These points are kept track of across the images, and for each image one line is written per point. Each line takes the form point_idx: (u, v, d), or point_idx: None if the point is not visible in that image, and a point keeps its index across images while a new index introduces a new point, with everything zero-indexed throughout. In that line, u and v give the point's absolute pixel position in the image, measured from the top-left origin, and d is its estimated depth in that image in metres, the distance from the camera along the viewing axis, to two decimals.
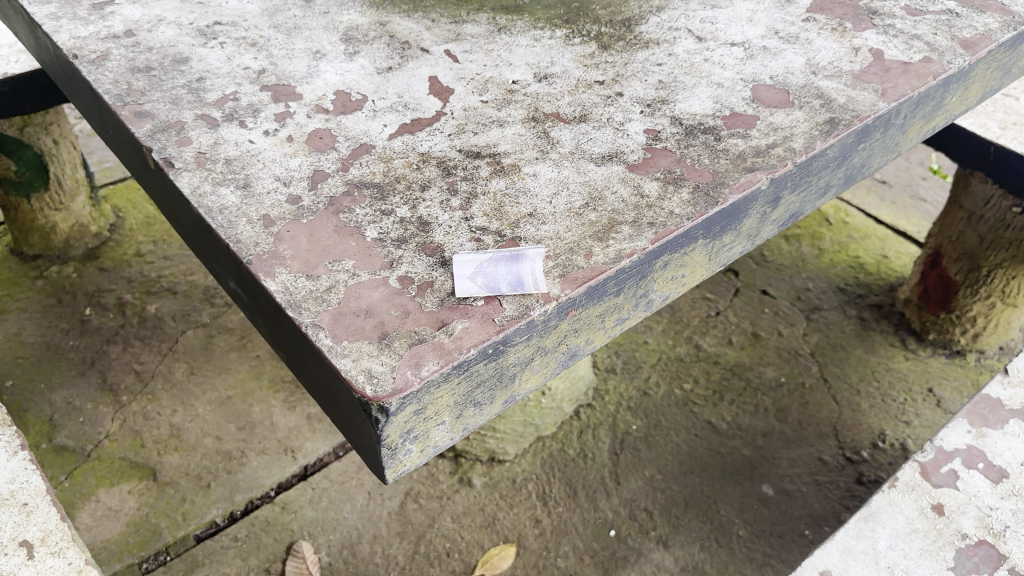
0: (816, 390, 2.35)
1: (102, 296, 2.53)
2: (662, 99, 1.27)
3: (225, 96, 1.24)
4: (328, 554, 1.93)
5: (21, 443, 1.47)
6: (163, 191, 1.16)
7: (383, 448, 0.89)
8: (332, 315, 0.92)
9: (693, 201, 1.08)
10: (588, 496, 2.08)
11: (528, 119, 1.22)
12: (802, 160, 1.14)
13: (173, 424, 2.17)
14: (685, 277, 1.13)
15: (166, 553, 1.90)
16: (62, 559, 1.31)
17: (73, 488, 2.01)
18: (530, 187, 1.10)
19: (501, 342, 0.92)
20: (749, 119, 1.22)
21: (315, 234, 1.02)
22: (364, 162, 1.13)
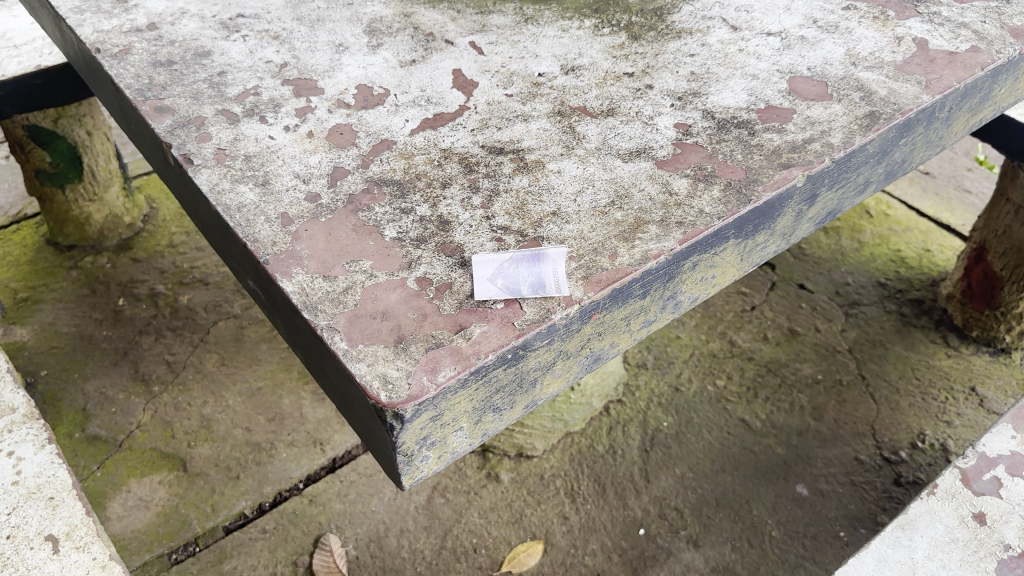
0: (854, 387, 2.29)
1: (135, 286, 2.54)
2: (693, 91, 1.22)
3: (246, 91, 1.22)
4: (355, 547, 1.92)
5: (47, 438, 1.47)
6: (183, 187, 1.14)
7: (399, 456, 0.87)
8: (348, 317, 0.90)
9: (724, 199, 1.04)
10: (617, 493, 2.05)
11: (554, 114, 1.19)
12: (840, 156, 1.09)
13: (204, 415, 2.18)
14: (716, 278, 1.09)
15: (195, 544, 1.91)
16: (86, 554, 1.31)
17: (104, 478, 2.02)
18: (554, 184, 1.07)
19: (521, 347, 0.89)
20: (785, 113, 1.17)
21: (333, 233, 1.00)
22: (385, 159, 1.11)
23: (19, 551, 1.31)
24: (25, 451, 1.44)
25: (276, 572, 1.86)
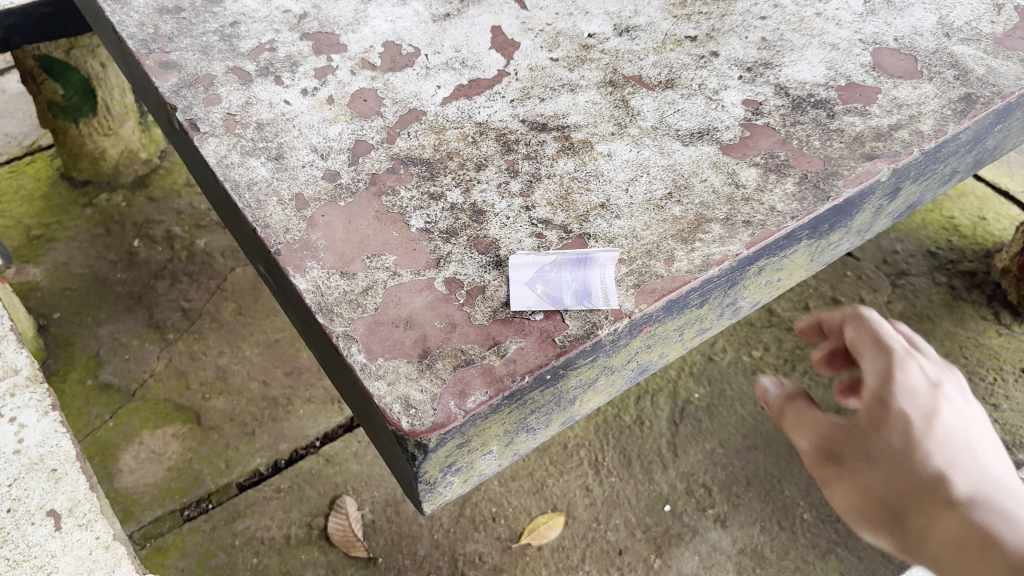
0: None
1: (150, 228, 2.36)
2: (765, 61, 1.08)
3: (260, 45, 1.09)
4: (371, 511, 1.79)
5: (52, 403, 1.34)
6: (188, 154, 1.03)
7: (420, 484, 0.77)
8: (367, 323, 0.80)
9: (798, 194, 0.91)
10: (643, 467, 1.88)
11: (605, 83, 1.06)
12: (931, 147, 0.96)
13: (219, 366, 2.03)
14: (781, 280, 0.97)
15: (208, 501, 1.78)
16: (90, 532, 1.19)
17: (117, 428, 1.89)
18: (604, 170, 0.94)
19: (561, 366, 0.79)
20: (868, 92, 1.03)
21: (352, 221, 0.89)
22: (413, 132, 0.99)
23: (19, 527, 1.19)
24: (27, 417, 1.31)
25: (289, 534, 1.73)
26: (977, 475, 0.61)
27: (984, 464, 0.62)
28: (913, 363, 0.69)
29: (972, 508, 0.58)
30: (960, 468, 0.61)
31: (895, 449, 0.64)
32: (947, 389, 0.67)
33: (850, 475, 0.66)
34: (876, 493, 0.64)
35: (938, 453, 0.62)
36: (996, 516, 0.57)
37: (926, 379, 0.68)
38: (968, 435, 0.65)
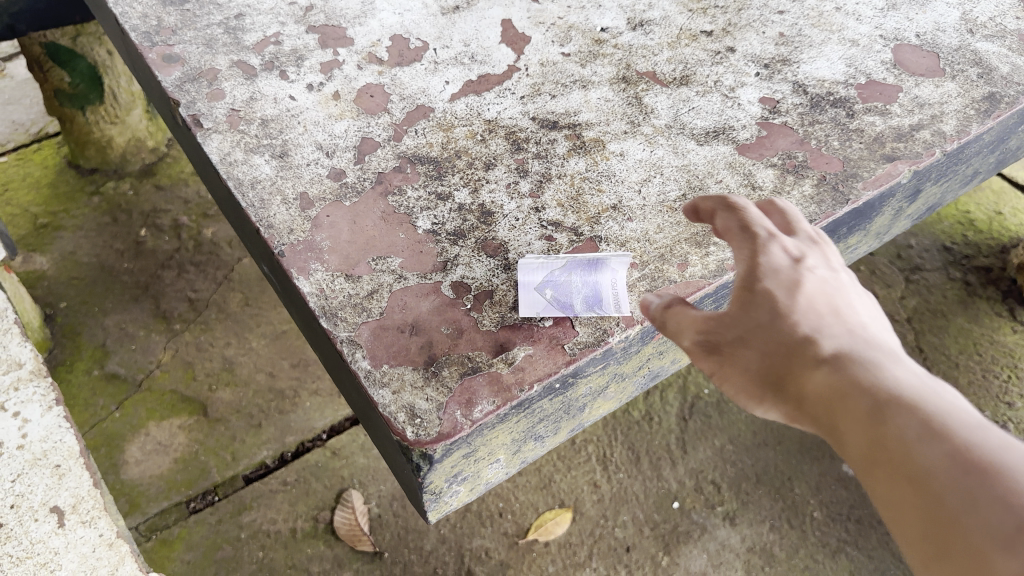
0: None
1: (157, 217, 2.05)
2: (783, 57, 1.05)
3: (265, 39, 1.07)
4: (378, 505, 1.56)
5: (57, 398, 1.19)
6: (191, 150, 1.01)
7: (425, 494, 0.75)
8: (372, 329, 0.78)
9: (817, 197, 0.88)
10: (651, 464, 1.66)
11: (618, 80, 1.03)
12: (953, 148, 0.93)
13: (227, 356, 1.76)
14: None
15: (214, 493, 1.54)
16: (93, 530, 1.07)
17: (122, 419, 1.62)
18: (615, 170, 0.92)
19: (571, 375, 0.77)
20: (889, 90, 1.00)
21: (358, 222, 0.87)
22: (420, 130, 0.96)
23: (23, 523, 1.06)
24: (31, 412, 1.16)
25: (295, 528, 1.50)
26: (856, 335, 0.58)
27: (861, 324, 0.60)
28: (773, 247, 0.66)
29: (853, 364, 0.55)
30: (837, 331, 0.58)
31: (769, 329, 0.60)
32: (810, 262, 0.64)
33: (725, 362, 0.62)
34: (756, 374, 0.60)
35: (812, 324, 0.59)
36: (876, 368, 0.54)
37: (791, 257, 0.65)
38: (841, 300, 0.62)
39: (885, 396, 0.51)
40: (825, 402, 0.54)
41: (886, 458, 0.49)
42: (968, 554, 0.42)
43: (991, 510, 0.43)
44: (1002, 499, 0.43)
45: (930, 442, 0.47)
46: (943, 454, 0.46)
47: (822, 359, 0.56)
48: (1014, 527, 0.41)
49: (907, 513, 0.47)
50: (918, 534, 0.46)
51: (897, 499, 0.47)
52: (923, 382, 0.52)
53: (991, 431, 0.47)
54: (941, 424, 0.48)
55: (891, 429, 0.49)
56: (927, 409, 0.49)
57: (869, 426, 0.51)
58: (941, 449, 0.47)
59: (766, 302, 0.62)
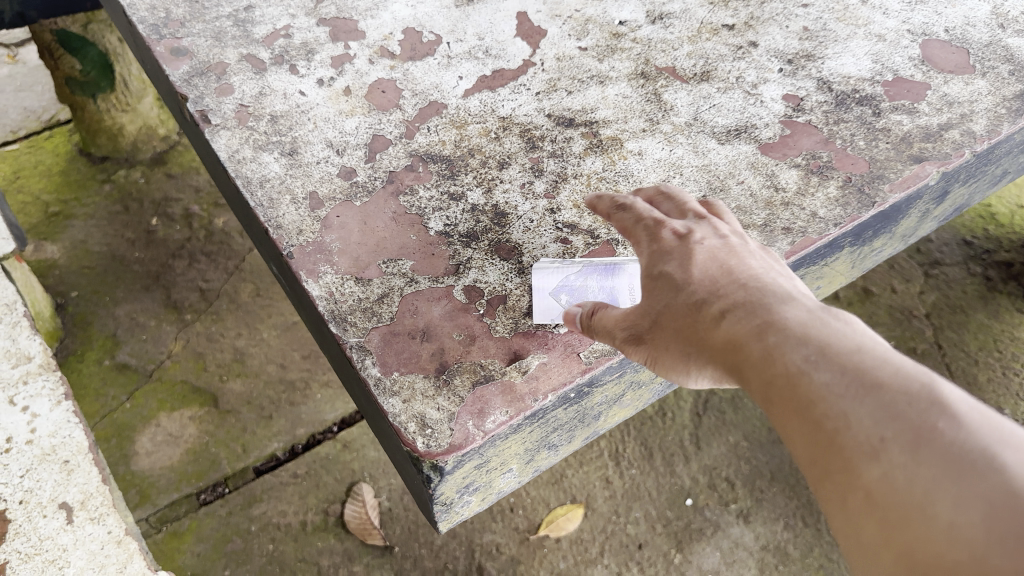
0: (928, 357, 1.72)
1: (168, 205, 2.01)
2: (806, 53, 1.02)
3: (275, 32, 1.05)
4: (389, 498, 1.52)
5: (67, 392, 1.13)
6: (200, 146, 0.99)
7: (436, 505, 0.73)
8: (382, 334, 0.76)
9: (842, 199, 0.86)
10: (665, 460, 1.60)
11: (636, 75, 1.00)
12: (983, 149, 0.90)
13: (238, 348, 1.72)
14: (821, 288, 0.92)
15: (224, 486, 1.51)
16: (102, 527, 1.02)
17: (133, 410, 1.60)
18: (633, 170, 0.90)
19: (586, 384, 0.75)
20: (917, 87, 0.97)
21: (369, 223, 0.85)
22: (432, 127, 0.94)
23: (31, 519, 1.00)
24: (40, 406, 1.10)
25: (305, 520, 1.47)
26: (752, 282, 0.60)
27: (757, 273, 0.62)
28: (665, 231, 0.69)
29: (747, 313, 0.57)
30: (734, 283, 0.61)
31: (674, 300, 0.63)
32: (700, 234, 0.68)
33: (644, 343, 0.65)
34: (670, 346, 0.62)
35: (709, 284, 0.61)
36: (766, 311, 0.56)
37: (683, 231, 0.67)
38: (738, 257, 0.64)
39: (772, 337, 0.54)
40: (725, 353, 0.57)
41: (779, 396, 0.52)
42: (849, 470, 0.47)
43: (864, 428, 0.47)
44: (874, 414, 0.47)
45: (812, 373, 0.50)
46: (828, 380, 0.50)
47: (720, 314, 0.59)
48: (882, 439, 0.46)
49: (802, 443, 0.50)
50: (810, 459, 0.49)
51: (793, 431, 0.51)
52: (808, 315, 0.55)
53: (867, 350, 0.50)
54: (822, 354, 0.51)
55: (779, 368, 0.52)
56: (810, 341, 0.52)
57: (757, 368, 0.54)
58: (824, 378, 0.50)
59: (668, 278, 0.64)
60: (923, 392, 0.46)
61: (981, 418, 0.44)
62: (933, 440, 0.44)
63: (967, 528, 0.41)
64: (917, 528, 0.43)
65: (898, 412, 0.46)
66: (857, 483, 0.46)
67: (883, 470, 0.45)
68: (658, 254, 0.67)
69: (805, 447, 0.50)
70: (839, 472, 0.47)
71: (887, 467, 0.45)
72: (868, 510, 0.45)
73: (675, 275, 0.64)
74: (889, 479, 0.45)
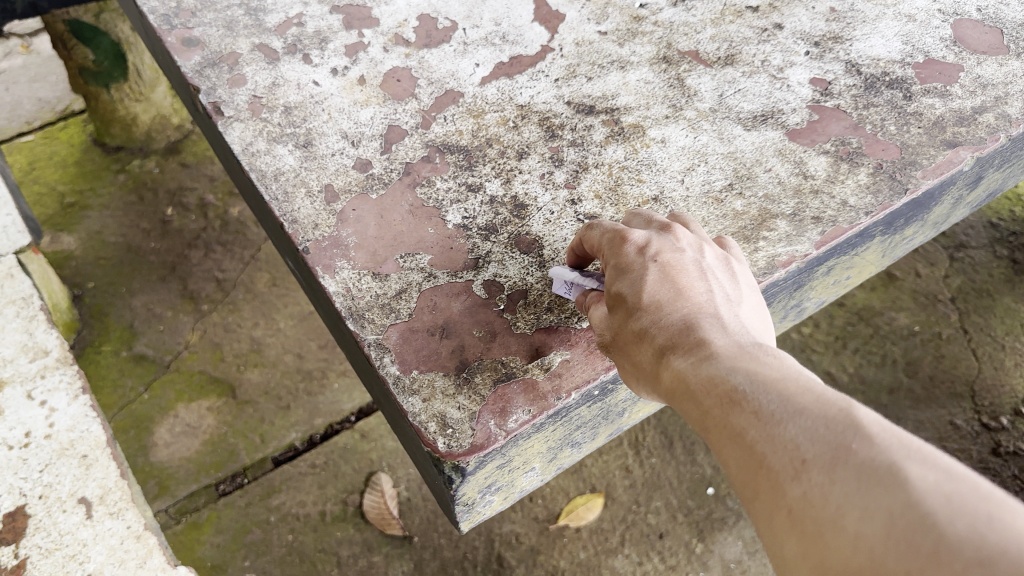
0: (955, 342, 1.67)
1: (183, 195, 1.99)
2: (834, 35, 0.99)
3: (288, 20, 1.02)
4: (407, 489, 1.51)
5: (84, 386, 1.11)
6: (213, 138, 0.97)
7: (457, 506, 0.72)
8: (401, 331, 0.74)
9: (873, 186, 0.83)
10: (686, 448, 1.57)
11: (658, 60, 0.97)
12: (1019, 132, 0.87)
13: (255, 338, 1.71)
14: (849, 278, 0.90)
15: (243, 476, 1.50)
16: (120, 522, 1.00)
17: (151, 402, 1.59)
18: (656, 159, 0.87)
19: (609, 381, 0.73)
20: (949, 69, 0.94)
21: (386, 216, 0.83)
22: (449, 116, 0.91)
23: (50, 514, 0.99)
24: (58, 401, 1.09)
25: (324, 511, 1.46)
26: (697, 311, 0.59)
27: (706, 298, 0.60)
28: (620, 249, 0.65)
29: (687, 346, 0.56)
30: (679, 308, 0.58)
31: (627, 327, 0.60)
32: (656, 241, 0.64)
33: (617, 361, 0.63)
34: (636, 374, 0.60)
35: (656, 308, 0.59)
36: (706, 341, 0.55)
37: (637, 244, 0.63)
38: (689, 273, 0.61)
39: (707, 368, 0.53)
40: (666, 384, 0.56)
41: (712, 424, 0.51)
42: (773, 490, 0.45)
43: (788, 449, 0.45)
44: (798, 437, 0.45)
45: (745, 399, 0.49)
46: (759, 407, 0.48)
47: (664, 346, 0.57)
48: (804, 459, 0.44)
49: (733, 469, 0.49)
50: (741, 482, 0.48)
51: (726, 458, 0.49)
52: (746, 350, 0.54)
53: (795, 379, 0.49)
54: (752, 382, 0.50)
55: (713, 398, 0.51)
56: (743, 370, 0.51)
57: (694, 393, 0.53)
58: (754, 404, 0.49)
59: (621, 299, 0.62)
60: (844, 416, 0.45)
61: (896, 436, 0.43)
62: (850, 459, 0.43)
63: (875, 541, 0.39)
64: (830, 544, 0.41)
65: (820, 434, 0.45)
66: (781, 502, 0.45)
67: (802, 489, 0.44)
68: (616, 271, 0.63)
69: (736, 472, 0.48)
70: (765, 494, 0.46)
71: (806, 486, 0.44)
72: (788, 528, 0.44)
73: (629, 296, 0.61)
74: (807, 498, 0.43)
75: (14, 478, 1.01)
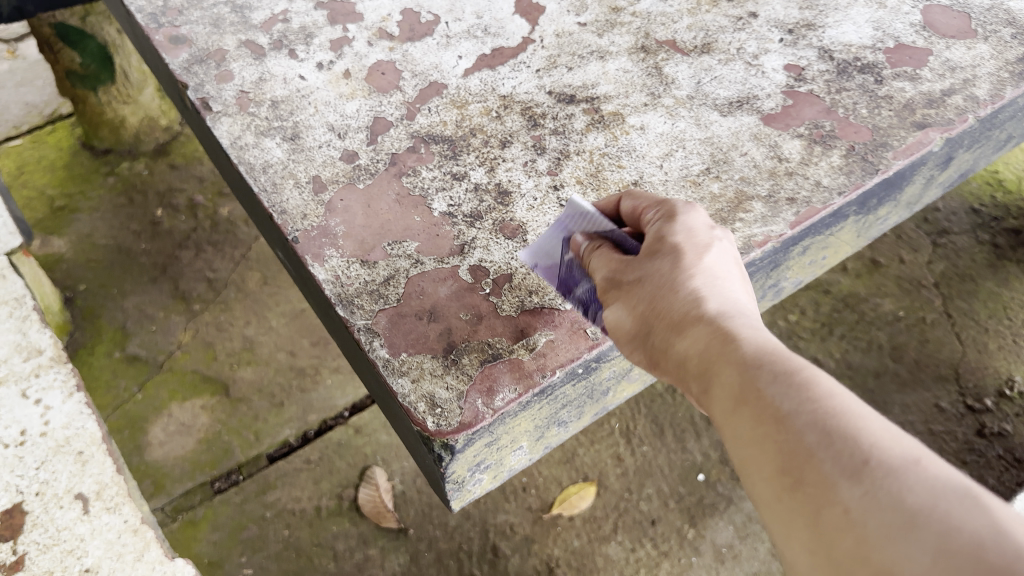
0: (939, 326, 1.70)
1: (173, 196, 2.00)
2: (807, 22, 1.01)
3: (273, 17, 1.04)
4: (402, 482, 1.53)
5: (79, 384, 1.13)
6: (202, 133, 0.99)
7: (448, 484, 0.74)
8: (390, 316, 0.76)
9: (846, 167, 0.85)
10: (676, 436, 1.60)
11: (637, 49, 1.00)
12: (987, 113, 0.89)
13: (247, 336, 1.73)
14: (826, 258, 0.92)
15: (238, 473, 1.52)
16: (117, 516, 1.01)
17: (145, 401, 1.60)
18: (636, 145, 0.89)
19: (593, 360, 0.75)
20: (919, 53, 0.96)
21: (373, 205, 0.84)
22: (433, 108, 0.93)
23: (47, 510, 1.01)
24: (52, 399, 1.10)
25: (319, 506, 1.48)
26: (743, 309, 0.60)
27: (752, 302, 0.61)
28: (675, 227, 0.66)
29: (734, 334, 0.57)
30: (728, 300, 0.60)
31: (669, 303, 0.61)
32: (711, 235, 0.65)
33: (624, 302, 0.64)
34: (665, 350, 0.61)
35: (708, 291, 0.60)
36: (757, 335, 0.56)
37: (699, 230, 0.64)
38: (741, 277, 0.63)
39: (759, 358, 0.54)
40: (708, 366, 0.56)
41: (761, 410, 0.51)
42: (826, 487, 0.46)
43: (849, 451, 0.46)
44: (860, 440, 0.46)
45: (805, 397, 0.50)
46: (817, 404, 0.49)
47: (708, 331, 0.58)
48: (865, 462, 0.45)
49: (777, 457, 0.49)
50: (784, 472, 0.49)
51: (769, 446, 0.50)
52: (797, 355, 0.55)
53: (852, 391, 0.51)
54: (811, 381, 0.51)
55: (767, 391, 0.52)
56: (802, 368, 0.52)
57: (743, 379, 0.53)
58: (813, 401, 0.49)
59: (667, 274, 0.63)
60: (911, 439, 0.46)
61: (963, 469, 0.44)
62: (918, 473, 0.44)
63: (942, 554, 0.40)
64: (889, 549, 0.42)
65: (885, 444, 0.46)
66: (833, 500, 0.45)
67: (861, 491, 0.45)
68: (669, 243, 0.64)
69: (781, 462, 0.49)
70: (813, 488, 0.47)
71: (866, 490, 0.44)
72: (840, 526, 0.45)
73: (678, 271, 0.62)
74: (868, 500, 0.44)
75: (11, 476, 1.03)
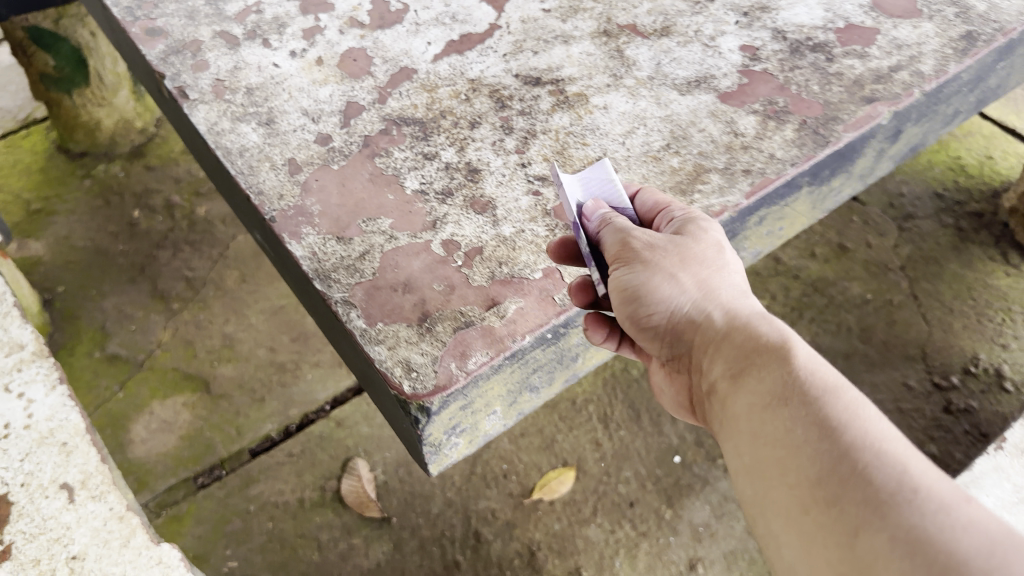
0: (905, 308, 1.75)
1: (149, 197, 2.02)
2: (761, 5, 1.05)
3: (247, 9, 1.07)
4: (384, 472, 1.55)
5: (61, 376, 1.09)
6: (179, 121, 1.01)
7: (426, 447, 0.77)
8: (366, 288, 0.79)
9: (798, 140, 0.89)
10: (652, 420, 1.63)
11: (599, 33, 1.03)
12: (932, 88, 0.94)
13: (227, 333, 1.75)
14: (784, 230, 0.97)
15: (221, 468, 1.54)
16: (103, 504, 0.98)
17: (126, 400, 1.62)
18: (600, 124, 0.93)
19: (562, 325, 0.78)
20: (867, 33, 1.01)
21: (347, 185, 0.88)
22: (404, 92, 0.97)
23: (32, 500, 0.97)
24: (35, 392, 1.07)
25: (303, 498, 1.50)
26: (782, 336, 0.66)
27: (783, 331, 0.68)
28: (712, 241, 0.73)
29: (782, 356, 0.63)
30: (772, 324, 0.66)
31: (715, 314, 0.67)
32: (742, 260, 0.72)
33: (646, 264, 0.69)
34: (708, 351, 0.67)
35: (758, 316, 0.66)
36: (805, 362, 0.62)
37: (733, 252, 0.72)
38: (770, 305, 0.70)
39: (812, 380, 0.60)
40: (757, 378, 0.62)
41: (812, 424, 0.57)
42: (873, 504, 0.52)
43: (897, 477, 0.52)
44: (908, 471, 0.52)
45: (859, 424, 0.56)
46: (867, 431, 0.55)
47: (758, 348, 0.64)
48: (910, 490, 0.51)
49: (823, 468, 0.55)
50: (828, 484, 0.54)
51: (816, 458, 0.56)
52: None
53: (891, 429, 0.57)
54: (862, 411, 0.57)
55: (822, 409, 0.57)
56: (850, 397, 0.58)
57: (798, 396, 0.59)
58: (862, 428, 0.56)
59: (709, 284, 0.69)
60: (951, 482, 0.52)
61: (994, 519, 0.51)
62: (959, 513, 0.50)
63: None
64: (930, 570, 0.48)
65: (929, 484, 0.52)
66: (876, 518, 0.51)
67: (906, 514, 0.50)
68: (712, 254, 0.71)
69: (826, 474, 0.55)
70: (854, 504, 0.52)
71: (911, 515, 0.50)
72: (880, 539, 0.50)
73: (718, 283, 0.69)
74: (911, 524, 0.50)
75: None
